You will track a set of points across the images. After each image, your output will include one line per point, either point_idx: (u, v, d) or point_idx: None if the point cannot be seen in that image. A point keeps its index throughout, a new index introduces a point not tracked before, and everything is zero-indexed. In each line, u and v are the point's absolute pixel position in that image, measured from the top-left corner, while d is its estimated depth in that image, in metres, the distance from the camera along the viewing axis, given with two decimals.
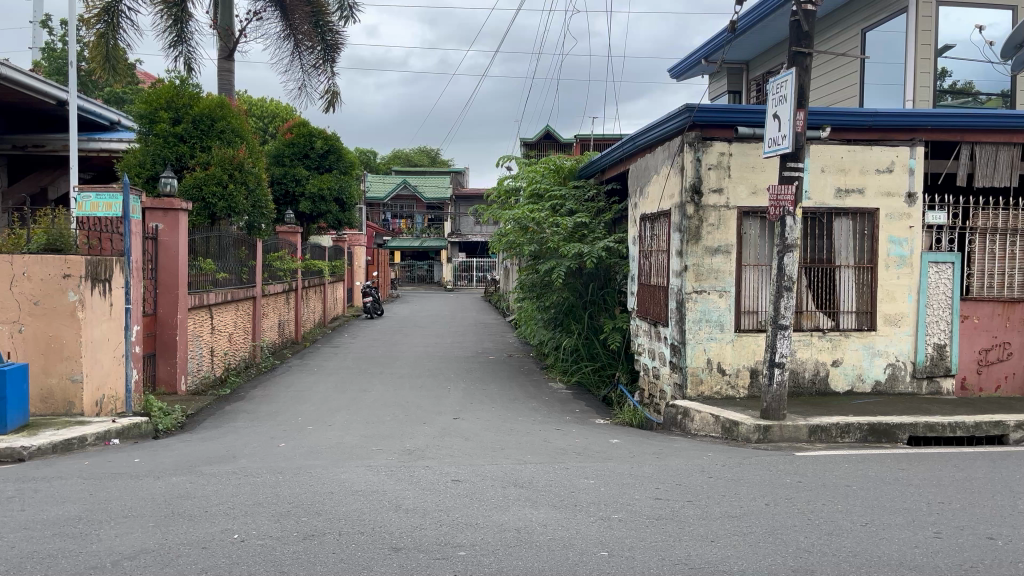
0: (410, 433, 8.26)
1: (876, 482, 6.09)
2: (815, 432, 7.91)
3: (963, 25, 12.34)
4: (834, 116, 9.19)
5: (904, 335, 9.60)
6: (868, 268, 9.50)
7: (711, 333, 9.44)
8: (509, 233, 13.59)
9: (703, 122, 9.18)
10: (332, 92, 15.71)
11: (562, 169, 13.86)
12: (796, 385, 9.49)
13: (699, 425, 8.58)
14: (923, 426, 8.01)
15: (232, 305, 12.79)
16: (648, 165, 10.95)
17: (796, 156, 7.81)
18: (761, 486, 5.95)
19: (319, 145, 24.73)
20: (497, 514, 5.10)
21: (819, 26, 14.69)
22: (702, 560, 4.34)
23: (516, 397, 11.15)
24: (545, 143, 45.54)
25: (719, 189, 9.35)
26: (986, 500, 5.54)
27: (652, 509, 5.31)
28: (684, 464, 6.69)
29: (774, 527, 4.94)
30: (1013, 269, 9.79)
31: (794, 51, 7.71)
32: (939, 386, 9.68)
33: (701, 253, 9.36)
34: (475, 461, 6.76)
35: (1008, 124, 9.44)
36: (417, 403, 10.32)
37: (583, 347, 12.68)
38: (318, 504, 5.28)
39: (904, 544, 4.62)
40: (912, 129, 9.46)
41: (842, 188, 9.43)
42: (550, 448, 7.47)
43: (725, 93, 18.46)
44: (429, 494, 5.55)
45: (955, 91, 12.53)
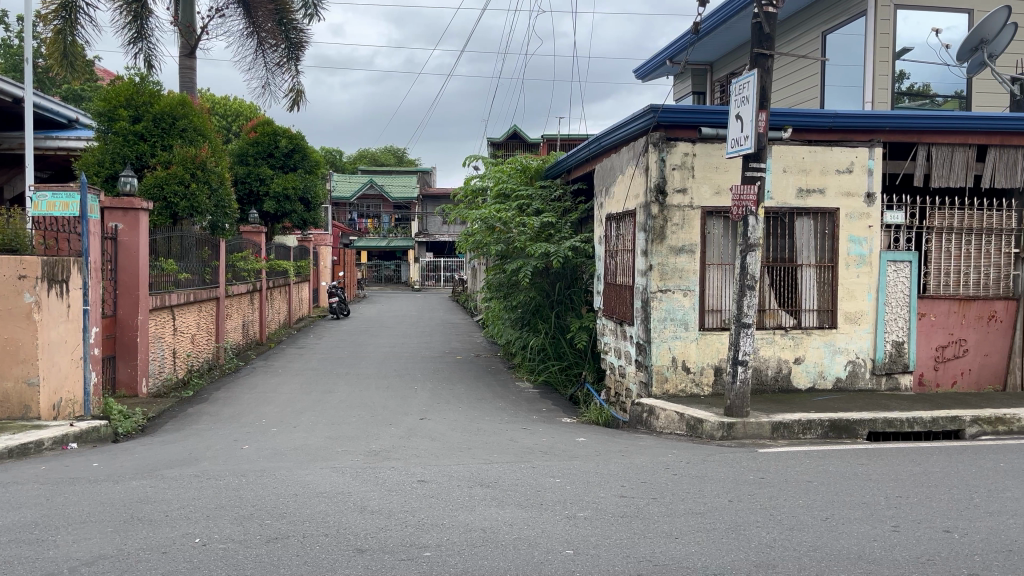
0: (376, 434, 8.22)
1: (836, 477, 6.20)
2: (778, 429, 8.01)
3: (921, 29, 12.60)
4: (795, 117, 9.33)
5: (864, 333, 9.76)
6: (829, 267, 9.67)
7: (676, 332, 9.52)
8: (476, 233, 13.56)
9: (667, 122, 9.27)
10: (296, 91, 15.55)
11: (528, 169, 13.89)
12: (759, 383, 9.61)
13: (664, 423, 8.66)
14: (882, 421, 8.18)
15: (195, 306, 12.61)
16: (613, 165, 11.03)
17: (759, 156, 7.90)
18: (725, 483, 6.02)
19: (283, 145, 24.50)
20: (462, 514, 5.10)
21: (782, 29, 14.89)
22: (666, 557, 4.38)
23: (483, 397, 11.13)
24: (512, 143, 45.62)
25: (683, 189, 9.44)
26: (942, 494, 5.67)
27: (617, 506, 5.34)
28: (649, 462, 6.75)
29: (737, 522, 5.00)
30: (968, 268, 10.04)
31: (756, 53, 7.80)
32: (898, 382, 9.84)
33: (666, 253, 9.45)
34: (442, 461, 6.75)
35: (964, 125, 9.67)
36: (383, 404, 10.26)
37: (550, 346, 12.69)
38: (282, 507, 5.23)
39: (863, 538, 4.71)
40: (871, 130, 9.63)
41: (803, 188, 9.57)
42: (517, 448, 7.48)
43: (690, 94, 18.64)
44: (395, 496, 5.53)
45: (913, 93, 12.76)
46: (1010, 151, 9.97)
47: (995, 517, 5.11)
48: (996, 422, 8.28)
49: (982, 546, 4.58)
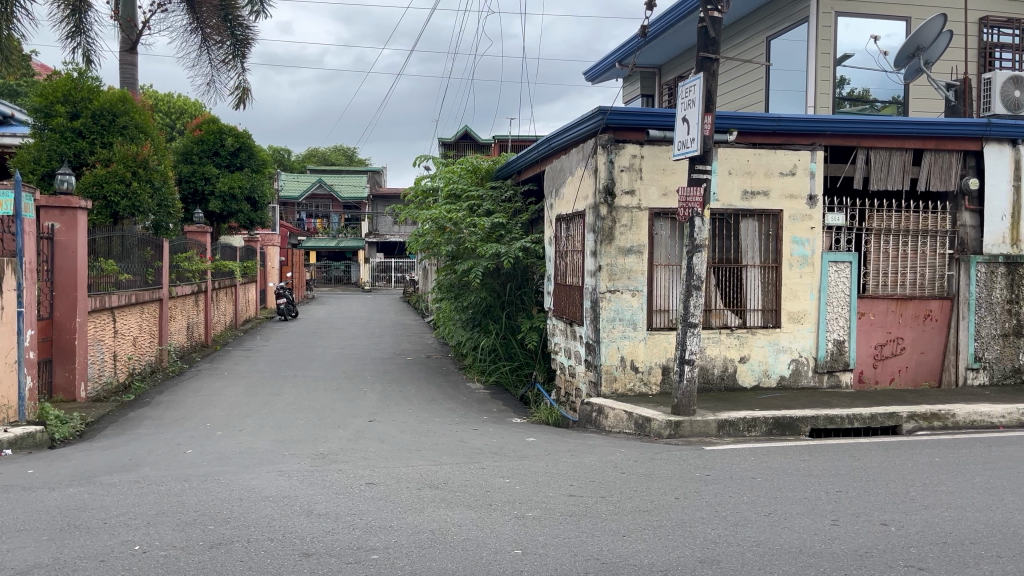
0: (324, 437, 8.11)
1: (779, 473, 6.34)
2: (723, 427, 8.14)
3: (861, 35, 12.94)
4: (741, 120, 9.56)
5: (807, 333, 9.99)
6: (773, 268, 9.88)
7: (624, 332, 9.62)
8: (426, 234, 13.46)
9: (615, 125, 9.37)
10: (242, 90, 15.28)
11: (479, 169, 13.93)
12: (706, 381, 9.77)
13: (613, 422, 8.75)
14: (823, 418, 8.37)
15: (137, 308, 12.30)
16: (562, 166, 11.11)
17: (705, 158, 8.02)
18: (671, 480, 6.12)
19: (229, 143, 24.05)
20: (411, 516, 5.07)
21: (727, 34, 15.14)
22: (613, 555, 4.42)
23: (433, 398, 11.07)
24: (464, 144, 45.76)
25: (631, 190, 9.54)
26: (880, 488, 5.84)
27: (565, 505, 5.38)
28: (597, 461, 6.82)
29: (684, 520, 5.07)
30: (905, 269, 10.34)
31: (702, 57, 7.92)
32: (839, 379, 10.09)
33: (614, 253, 9.54)
34: (391, 464, 6.69)
35: (900, 130, 9.98)
36: (331, 406, 10.15)
37: (501, 347, 12.68)
38: (226, 512, 5.14)
39: (805, 532, 4.82)
40: (813, 134, 9.89)
41: (748, 190, 9.76)
42: (467, 449, 7.46)
43: (638, 96, 18.84)
44: (342, 498, 5.47)
45: (853, 98, 13.09)
46: (944, 155, 10.30)
47: (930, 510, 5.28)
48: (932, 418, 8.54)
49: (918, 538, 4.72)
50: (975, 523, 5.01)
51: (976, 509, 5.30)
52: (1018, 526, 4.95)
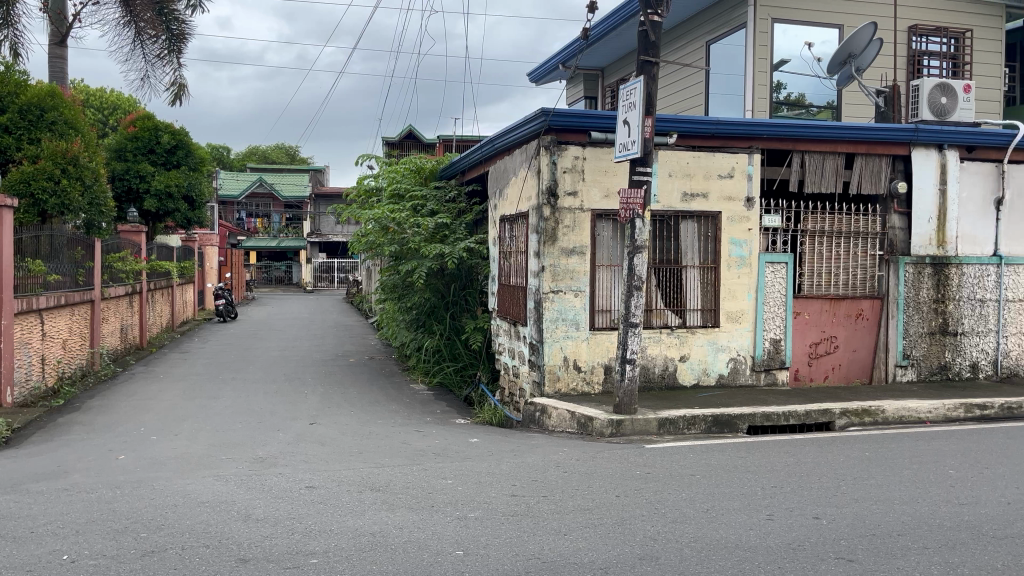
0: (263, 441, 7.97)
1: (718, 470, 6.47)
2: (663, 425, 8.27)
3: (795, 42, 13.30)
4: (680, 124, 9.73)
5: (744, 332, 10.21)
6: (711, 268, 10.07)
7: (567, 332, 9.69)
8: (369, 233, 13.31)
9: (558, 126, 9.44)
10: (178, 86, 14.90)
11: (423, 169, 13.91)
12: (647, 380, 9.89)
13: (556, 422, 8.79)
14: (760, 415, 8.56)
15: (67, 310, 11.89)
16: (506, 167, 11.14)
17: (646, 160, 8.13)
18: (612, 478, 6.18)
19: (165, 140, 23.43)
20: (351, 519, 5.02)
21: (668, 38, 15.37)
22: (554, 554, 4.44)
23: (375, 400, 10.98)
24: (408, 143, 45.50)
25: (574, 191, 9.62)
26: (813, 482, 6.01)
27: (508, 505, 5.39)
28: (540, 460, 6.85)
29: (623, 518, 5.13)
30: (838, 269, 10.64)
31: (642, 60, 8.02)
32: (775, 377, 10.35)
33: (557, 254, 9.61)
34: (331, 467, 6.60)
35: (833, 135, 10.28)
36: (271, 409, 9.98)
37: (445, 347, 12.62)
38: (160, 519, 5.01)
39: (741, 527, 4.93)
40: (750, 137, 10.10)
41: (688, 193, 9.93)
42: (410, 450, 7.42)
43: (582, 98, 18.99)
44: (281, 503, 5.38)
45: (790, 103, 13.39)
46: (874, 159, 10.63)
47: (860, 503, 5.44)
48: (863, 413, 8.82)
49: (848, 531, 4.86)
50: (902, 515, 5.18)
51: (904, 502, 5.49)
52: (943, 518, 5.14)
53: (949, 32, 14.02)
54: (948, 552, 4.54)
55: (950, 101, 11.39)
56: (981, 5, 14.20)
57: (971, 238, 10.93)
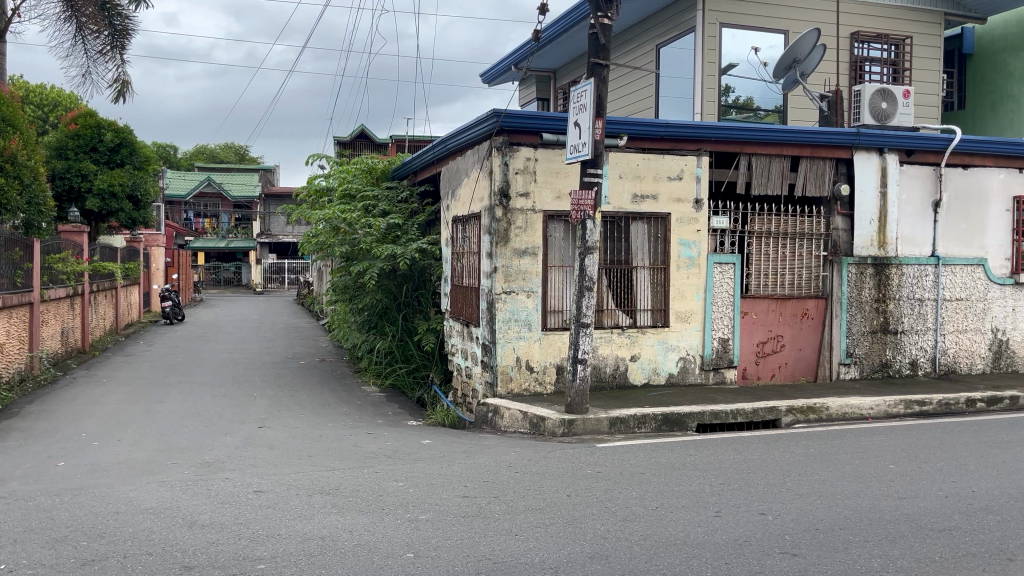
0: (210, 445, 7.83)
1: (667, 468, 6.56)
2: (615, 424, 8.34)
3: (743, 46, 13.53)
4: (630, 126, 9.84)
5: (693, 332, 10.36)
6: (661, 269, 10.21)
7: (520, 332, 9.72)
8: (320, 234, 13.15)
9: (510, 128, 9.47)
10: (121, 82, 14.54)
11: (374, 169, 13.82)
12: (598, 380, 9.97)
13: (508, 422, 8.81)
14: (709, 414, 8.70)
15: (5, 313, 11.52)
16: (458, 168, 11.12)
17: (596, 162, 8.20)
18: (564, 478, 6.22)
19: (108, 138, 22.87)
20: (300, 523, 4.97)
21: (618, 41, 15.54)
22: (505, 554, 4.45)
23: (326, 402, 10.86)
24: (360, 143, 45.16)
25: (526, 193, 9.65)
26: (760, 479, 6.14)
27: (459, 507, 5.39)
28: (492, 461, 6.86)
29: (574, 517, 5.17)
30: (784, 270, 10.86)
31: (593, 63, 8.07)
32: (723, 376, 10.53)
33: (509, 255, 9.63)
34: (280, 471, 6.52)
35: (778, 138, 10.50)
36: (219, 413, 9.80)
37: (397, 349, 12.54)
38: (101, 526, 4.89)
39: (689, 524, 5.01)
40: (699, 140, 10.26)
41: (638, 194, 10.05)
42: (360, 453, 7.36)
43: (534, 100, 19.07)
44: (228, 508, 5.30)
45: (739, 106, 13.64)
46: (818, 162, 10.89)
47: (803, 499, 5.57)
48: (808, 411, 9.03)
49: (793, 526, 4.97)
50: (844, 509, 5.32)
51: (845, 497, 5.63)
52: (883, 511, 5.29)
53: (890, 39, 14.42)
54: (887, 544, 4.67)
55: (890, 106, 11.69)
56: (922, 12, 14.62)
57: (910, 239, 11.26)
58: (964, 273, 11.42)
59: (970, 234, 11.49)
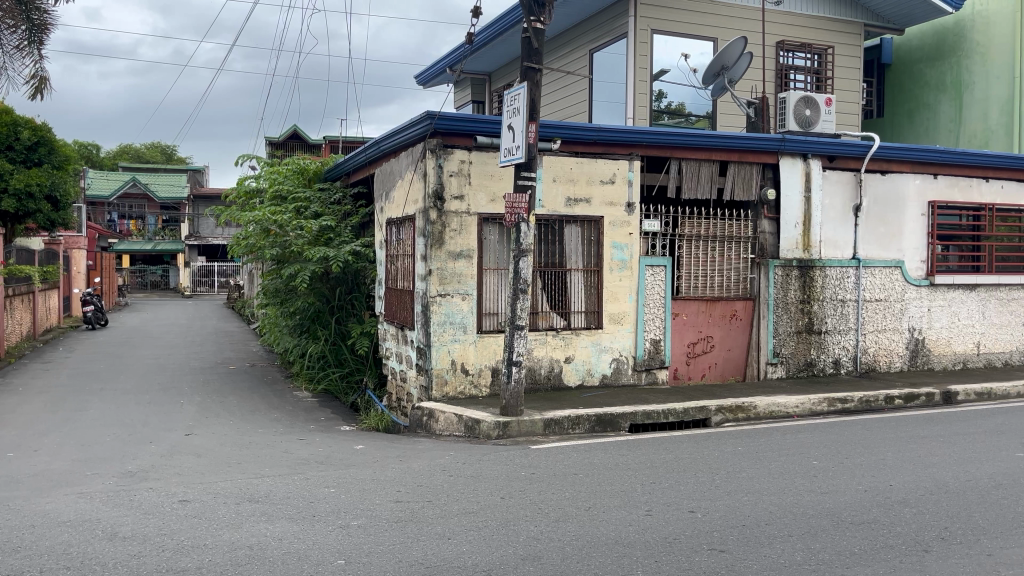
0: (133, 454, 7.58)
1: (599, 468, 6.64)
2: (549, 425, 8.38)
3: (673, 52, 13.79)
4: (564, 130, 9.92)
5: (626, 333, 10.51)
6: (595, 271, 10.32)
7: (454, 335, 9.70)
8: (250, 236, 12.87)
9: (444, 130, 9.43)
10: (39, 79, 13.96)
11: (306, 170, 13.62)
12: (533, 382, 10.03)
13: (443, 426, 8.77)
14: (641, 414, 8.82)
15: None
16: (392, 170, 11.03)
17: (530, 165, 8.24)
18: (498, 480, 6.23)
19: (25, 136, 21.92)
20: (227, 532, 4.85)
21: (552, 45, 15.65)
22: (437, 558, 4.44)
23: (256, 408, 10.62)
24: (292, 143, 44.50)
25: (460, 195, 9.64)
26: (690, 477, 6.26)
27: (392, 512, 5.34)
28: (426, 465, 6.82)
29: (508, 519, 5.18)
30: (713, 273, 11.11)
31: (526, 67, 8.10)
32: (655, 376, 10.70)
33: (444, 258, 9.61)
34: (206, 479, 6.35)
35: (707, 143, 10.73)
36: (143, 421, 9.49)
37: (330, 353, 12.35)
38: (15, 540, 4.69)
39: (620, 524, 5.07)
40: (630, 144, 10.41)
41: (571, 197, 10.14)
42: (291, 459, 7.23)
43: (469, 102, 19.07)
44: (151, 519, 5.14)
45: (670, 111, 13.91)
46: (746, 167, 11.17)
47: (731, 496, 5.70)
48: (737, 410, 9.25)
49: (721, 523, 5.09)
50: (769, 505, 5.46)
51: (771, 493, 5.78)
52: (805, 506, 5.46)
53: (813, 49, 14.89)
54: (810, 539, 4.81)
55: (813, 113, 12.07)
56: (843, 23, 15.14)
57: (833, 242, 11.65)
58: (883, 275, 11.87)
59: (888, 237, 11.94)
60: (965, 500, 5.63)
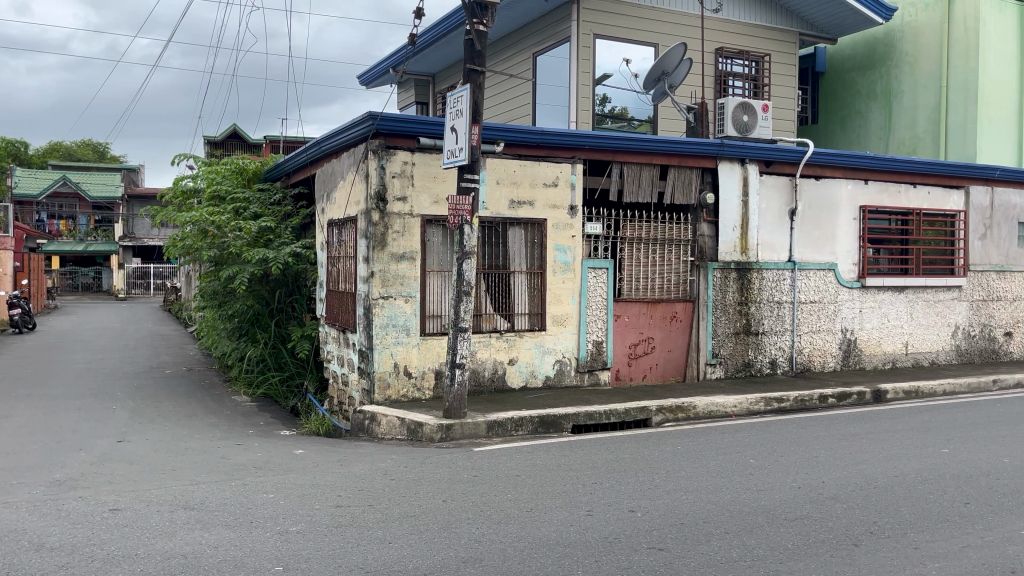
0: (61, 462, 7.31)
1: (541, 469, 6.66)
2: (493, 427, 8.38)
3: (615, 57, 13.95)
4: (507, 133, 9.93)
5: (569, 334, 10.58)
6: (538, 274, 10.38)
7: (398, 338, 9.63)
8: (186, 237, 12.56)
9: (386, 131, 9.36)
10: None
11: (245, 170, 13.38)
12: (477, 384, 10.02)
13: (385, 429, 8.70)
14: (584, 415, 8.90)
15: None
16: (334, 170, 10.90)
17: (473, 167, 8.23)
18: (440, 483, 6.20)
19: None
20: (160, 541, 4.72)
21: (495, 48, 15.68)
22: (377, 562, 4.40)
23: (192, 414, 10.37)
24: (232, 143, 43.58)
25: (403, 197, 9.58)
26: (630, 476, 6.34)
27: (331, 517, 5.27)
28: (367, 469, 6.75)
29: (449, 521, 5.16)
30: (655, 274, 11.27)
31: (469, 69, 8.08)
32: (598, 377, 10.80)
33: (386, 260, 9.53)
34: (139, 487, 6.18)
35: (648, 147, 10.87)
36: (72, 427, 9.17)
37: (270, 356, 12.14)
38: None
39: (562, 524, 5.10)
40: (573, 148, 10.49)
41: (515, 200, 10.17)
42: (227, 465, 7.08)
43: (412, 103, 18.97)
44: (80, 529, 4.97)
45: (613, 116, 14.07)
46: (686, 171, 11.35)
47: (670, 495, 5.79)
48: (677, 410, 9.40)
49: (660, 521, 5.16)
50: (708, 504, 5.56)
51: (709, 491, 5.89)
52: (742, 503, 5.57)
53: (751, 56, 15.23)
54: (746, 535, 4.91)
55: (751, 118, 12.34)
56: (779, 31, 15.52)
57: (770, 246, 11.92)
58: (817, 277, 12.20)
59: (823, 240, 12.28)
60: (893, 495, 5.83)
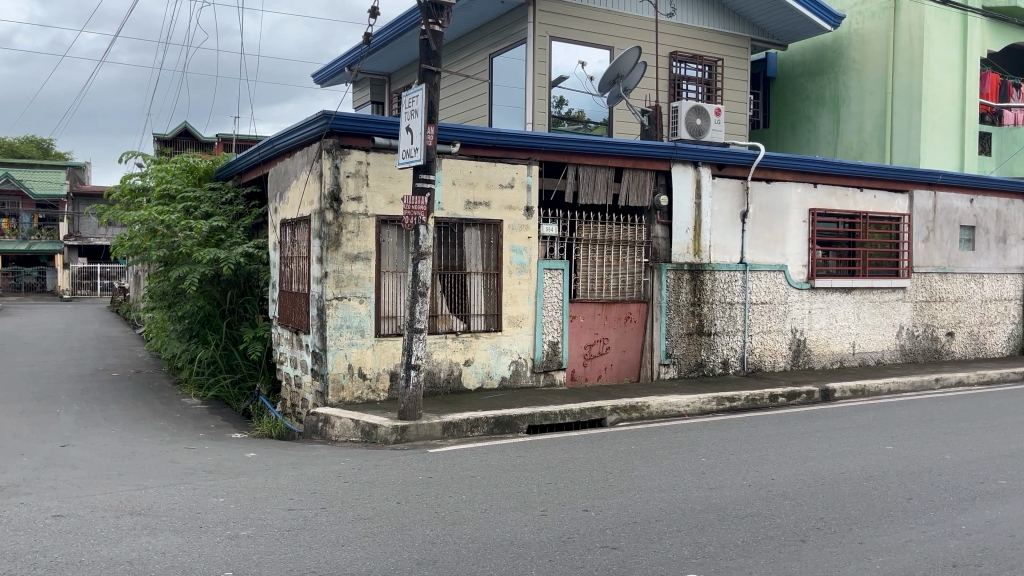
0: (1, 468, 7.08)
1: (496, 470, 6.66)
2: (448, 428, 8.36)
3: (571, 60, 14.03)
4: (463, 133, 9.90)
5: (524, 335, 10.61)
6: (493, 274, 10.39)
7: (352, 339, 9.55)
8: (135, 237, 12.28)
9: (341, 130, 9.28)
10: None
11: (196, 169, 13.15)
12: (432, 385, 9.99)
13: (339, 431, 8.62)
14: (539, 415, 8.94)
15: None
16: (287, 169, 10.78)
17: (428, 167, 8.20)
18: (394, 485, 6.16)
19: None
20: (105, 548, 4.61)
21: (451, 48, 15.66)
22: (330, 566, 4.35)
23: (140, 417, 10.14)
24: (184, 143, 42.74)
25: (358, 197, 9.51)
26: (584, 476, 6.38)
27: (283, 520, 5.21)
28: (320, 471, 6.69)
29: (402, 523, 5.14)
30: (609, 275, 11.36)
31: (424, 69, 8.04)
32: (553, 378, 10.85)
33: (341, 260, 9.44)
34: (84, 492, 6.01)
35: (603, 150, 10.95)
36: (13, 432, 8.90)
37: (221, 358, 11.94)
38: None
39: (515, 525, 5.10)
40: (528, 149, 10.52)
41: (470, 201, 10.16)
42: (176, 469, 6.94)
43: (367, 103, 18.83)
44: (21, 536, 4.82)
45: (570, 117, 14.14)
46: (640, 173, 11.47)
47: (624, 494, 5.84)
48: (631, 410, 9.48)
49: (613, 520, 5.21)
50: (661, 502, 5.62)
51: (662, 490, 5.95)
52: (694, 501, 5.65)
53: (704, 60, 15.45)
54: (697, 533, 4.98)
55: (704, 122, 12.52)
56: (731, 36, 15.78)
57: (722, 248, 12.10)
58: (768, 278, 12.43)
59: (773, 243, 12.51)
60: (840, 491, 5.96)
